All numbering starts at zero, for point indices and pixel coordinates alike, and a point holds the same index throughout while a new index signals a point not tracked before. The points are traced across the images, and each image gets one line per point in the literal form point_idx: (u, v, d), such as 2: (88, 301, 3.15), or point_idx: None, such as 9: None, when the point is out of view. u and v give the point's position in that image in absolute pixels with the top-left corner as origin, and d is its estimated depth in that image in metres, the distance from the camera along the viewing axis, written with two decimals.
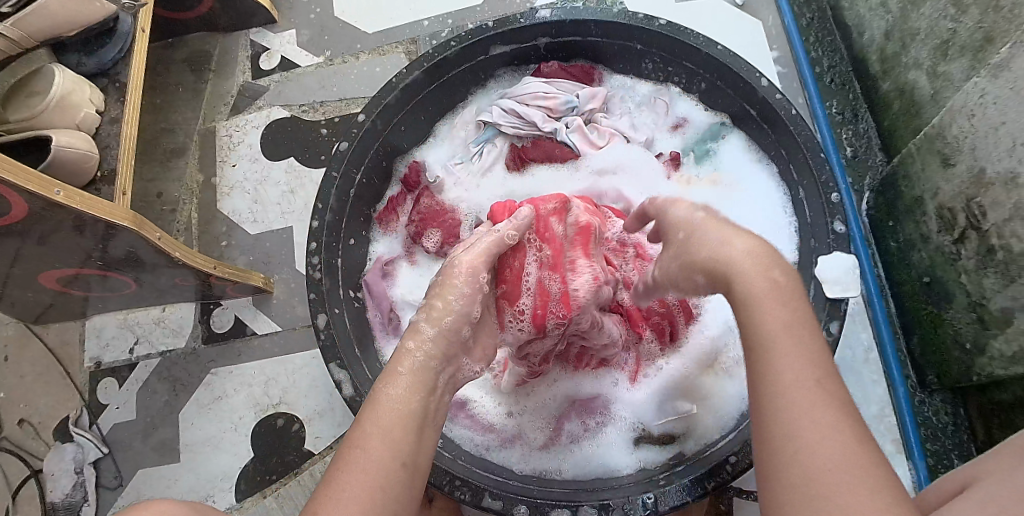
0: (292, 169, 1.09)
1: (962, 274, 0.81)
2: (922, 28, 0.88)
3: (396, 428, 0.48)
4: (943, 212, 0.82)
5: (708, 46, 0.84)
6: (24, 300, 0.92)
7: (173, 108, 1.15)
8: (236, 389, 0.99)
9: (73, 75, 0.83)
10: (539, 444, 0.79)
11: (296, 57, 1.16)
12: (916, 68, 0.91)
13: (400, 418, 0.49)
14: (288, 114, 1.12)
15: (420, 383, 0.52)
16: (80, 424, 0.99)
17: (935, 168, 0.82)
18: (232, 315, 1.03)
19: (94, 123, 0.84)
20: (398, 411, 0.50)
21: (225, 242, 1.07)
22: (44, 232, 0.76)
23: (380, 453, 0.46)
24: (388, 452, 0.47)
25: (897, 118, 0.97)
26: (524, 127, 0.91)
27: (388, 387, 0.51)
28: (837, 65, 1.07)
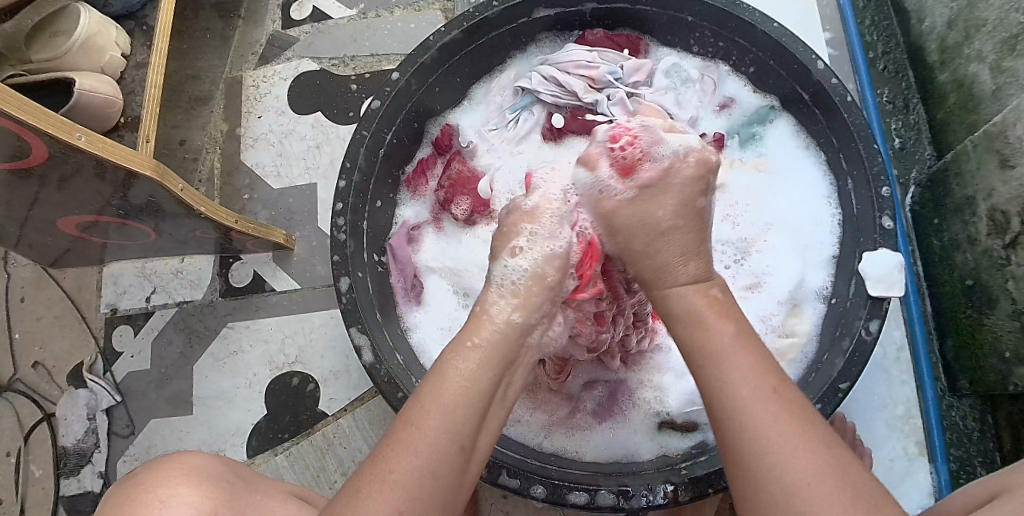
0: (318, 125, 1.06)
1: (1008, 281, 0.78)
2: (990, 19, 0.83)
3: (458, 405, 0.48)
4: (995, 215, 0.79)
5: (763, 23, 0.80)
6: (40, 243, 0.91)
7: (199, 54, 1.11)
8: (251, 345, 0.98)
9: (99, 15, 0.79)
10: (559, 419, 0.78)
11: (328, 8, 1.12)
12: (978, 61, 0.86)
13: (467, 395, 0.49)
14: (317, 68, 1.09)
15: (493, 358, 0.52)
16: (94, 371, 0.98)
17: (991, 169, 0.78)
18: (251, 270, 1.02)
19: (119, 67, 0.81)
20: (465, 386, 0.49)
21: (246, 195, 1.05)
22: (62, 176, 0.74)
23: (437, 437, 0.47)
24: (449, 432, 0.47)
25: (952, 111, 0.92)
26: (563, 96, 0.87)
27: (459, 359, 0.51)
28: (892, 52, 1.03)
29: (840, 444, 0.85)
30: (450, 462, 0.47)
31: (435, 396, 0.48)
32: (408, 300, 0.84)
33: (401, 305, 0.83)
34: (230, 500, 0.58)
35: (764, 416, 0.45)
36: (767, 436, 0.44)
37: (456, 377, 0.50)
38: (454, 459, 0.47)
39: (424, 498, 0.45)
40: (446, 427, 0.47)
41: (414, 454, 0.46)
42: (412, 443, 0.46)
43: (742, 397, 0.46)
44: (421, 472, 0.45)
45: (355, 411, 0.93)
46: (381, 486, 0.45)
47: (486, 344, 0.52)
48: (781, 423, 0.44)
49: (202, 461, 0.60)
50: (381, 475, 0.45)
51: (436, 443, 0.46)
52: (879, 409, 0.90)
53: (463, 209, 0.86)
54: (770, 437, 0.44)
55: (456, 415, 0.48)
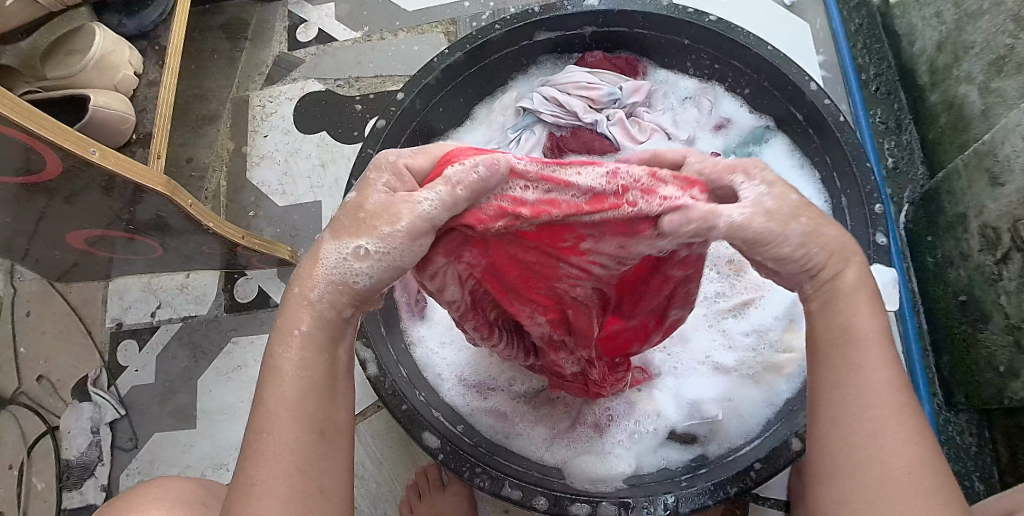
0: (323, 144, 1.09)
1: (1002, 295, 0.79)
2: (977, 42, 0.86)
3: (297, 394, 0.45)
4: (987, 231, 0.80)
5: (758, 46, 0.82)
6: (49, 258, 0.92)
7: (207, 74, 1.14)
8: (255, 360, 0.99)
9: (114, 35, 0.81)
10: (560, 432, 0.78)
11: (334, 31, 1.14)
12: (967, 82, 0.88)
13: (304, 383, 0.45)
14: (323, 88, 1.11)
15: (322, 338, 0.46)
16: (99, 384, 0.99)
17: (982, 187, 0.80)
18: (256, 286, 1.03)
19: (132, 85, 0.83)
20: (294, 371, 0.45)
21: (252, 212, 1.06)
22: (73, 191, 0.76)
23: (288, 438, 0.44)
24: (295, 428, 0.44)
25: (943, 131, 0.95)
26: (563, 117, 0.89)
27: (282, 346, 0.46)
28: (884, 73, 1.05)
29: None
30: (308, 454, 0.44)
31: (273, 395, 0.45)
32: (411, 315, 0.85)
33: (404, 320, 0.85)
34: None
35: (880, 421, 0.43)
36: (875, 456, 0.43)
37: (285, 369, 0.45)
38: (314, 451, 0.45)
39: (295, 498, 0.43)
40: (290, 424, 0.44)
41: (274, 460, 0.43)
42: (264, 453, 0.44)
43: (859, 398, 0.44)
44: (287, 476, 0.43)
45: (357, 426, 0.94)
46: (254, 502, 0.43)
47: (311, 326, 0.46)
48: (894, 432, 0.43)
49: (180, 487, 0.61)
50: (245, 495, 0.43)
51: (281, 441, 0.44)
52: None
53: None
54: (874, 442, 0.43)
55: (297, 407, 0.45)
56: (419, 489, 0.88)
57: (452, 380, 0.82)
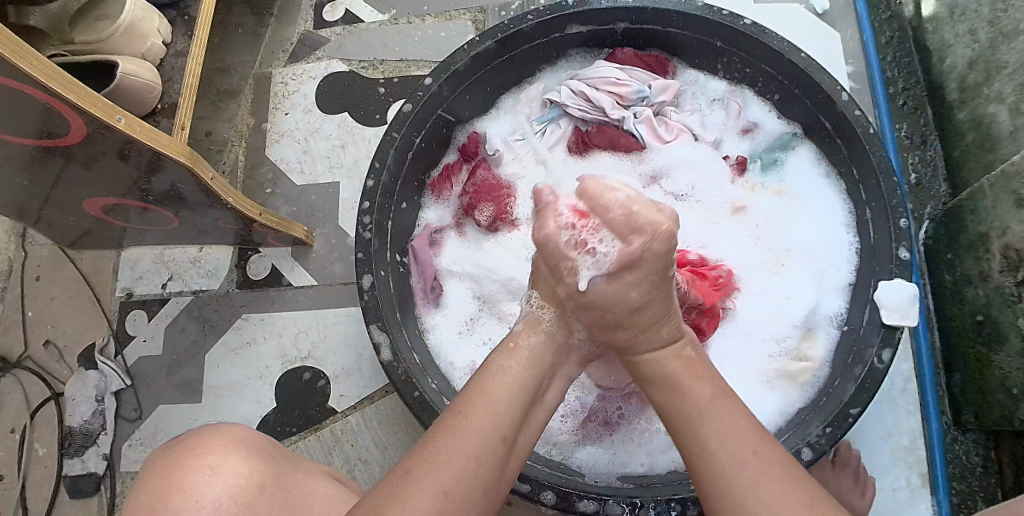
0: (344, 125, 1.08)
1: (1020, 317, 0.79)
2: (1011, 62, 0.85)
3: (504, 402, 0.52)
4: (1009, 253, 0.80)
5: (792, 53, 0.82)
6: (62, 223, 0.92)
7: (230, 48, 1.13)
8: (265, 338, 0.99)
9: (144, 3, 0.81)
10: (569, 428, 0.78)
11: (360, 12, 1.14)
12: (997, 102, 0.88)
13: (514, 396, 0.53)
14: (346, 69, 1.11)
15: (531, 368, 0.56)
16: (106, 353, 0.99)
17: (1007, 207, 0.80)
18: (269, 264, 1.03)
19: (159, 54, 0.82)
20: (510, 387, 0.53)
21: (269, 189, 1.06)
22: (91, 156, 0.75)
23: (483, 427, 0.49)
24: (491, 426, 0.49)
25: (969, 149, 0.94)
26: (591, 111, 0.89)
27: (505, 364, 0.55)
28: (912, 88, 1.04)
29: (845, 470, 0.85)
30: (494, 450, 0.48)
31: (481, 395, 0.51)
32: (427, 302, 0.85)
33: (419, 306, 0.84)
34: (273, 474, 0.57)
35: (746, 454, 0.48)
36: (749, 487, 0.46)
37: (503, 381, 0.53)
38: (497, 451, 0.49)
39: (469, 480, 0.46)
40: (486, 419, 0.50)
41: (465, 440, 0.48)
42: (461, 431, 0.48)
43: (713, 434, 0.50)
44: (467, 456, 0.47)
45: (364, 410, 0.94)
46: (429, 466, 0.46)
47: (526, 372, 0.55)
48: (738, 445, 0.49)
49: (246, 435, 0.60)
50: (404, 471, 0.46)
51: (484, 429, 0.49)
52: (883, 437, 0.91)
53: (485, 216, 0.86)
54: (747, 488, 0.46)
55: (496, 411, 0.51)
56: None
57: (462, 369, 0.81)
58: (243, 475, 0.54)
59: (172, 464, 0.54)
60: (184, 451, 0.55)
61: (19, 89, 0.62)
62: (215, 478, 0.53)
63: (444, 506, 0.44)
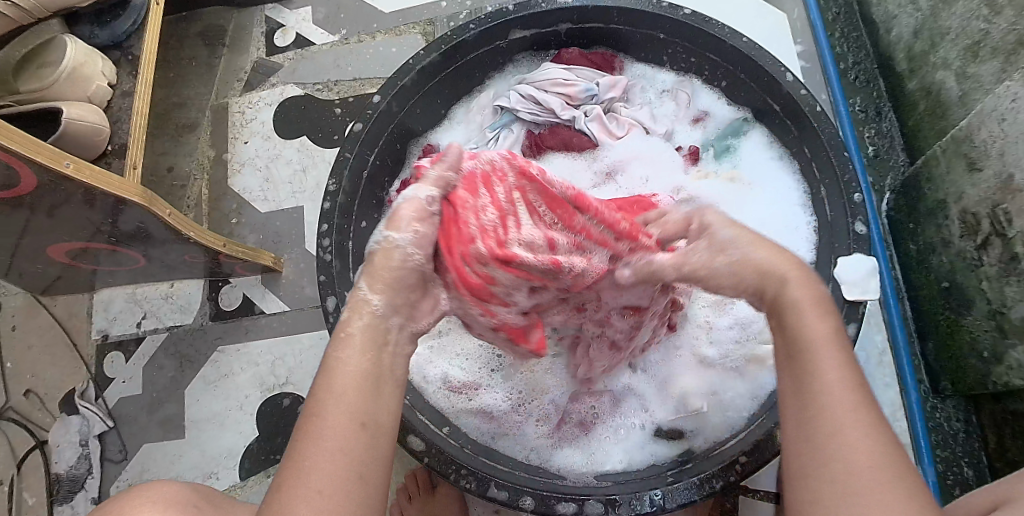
0: (304, 148, 1.08)
1: (983, 280, 0.79)
2: (953, 28, 0.86)
3: (354, 390, 0.48)
4: (966, 217, 0.80)
5: (733, 38, 0.82)
6: (31, 272, 0.92)
7: (185, 82, 1.14)
8: (242, 368, 0.99)
9: (86, 46, 0.81)
10: (545, 431, 0.79)
11: (311, 35, 1.14)
12: (944, 68, 0.88)
13: (358, 381, 0.48)
14: (302, 93, 1.11)
15: (371, 339, 0.51)
16: (86, 397, 0.98)
17: (960, 172, 0.80)
18: (241, 293, 1.03)
19: (106, 96, 0.82)
20: (353, 373, 0.49)
21: (235, 219, 1.06)
22: (53, 204, 0.75)
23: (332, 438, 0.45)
24: (346, 427, 0.46)
25: (922, 117, 0.95)
26: (541, 114, 0.90)
27: (341, 349, 0.50)
28: (862, 62, 1.05)
29: None
30: (358, 444, 0.46)
31: (332, 399, 0.47)
32: None
33: None
34: None
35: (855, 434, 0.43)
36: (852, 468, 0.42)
37: (343, 367, 0.49)
38: (361, 448, 0.46)
39: (342, 500, 0.43)
40: (336, 423, 0.46)
41: (320, 456, 0.44)
42: (314, 452, 0.44)
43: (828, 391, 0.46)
44: (333, 470, 0.44)
45: None
46: (295, 498, 0.43)
47: (364, 329, 0.51)
48: (857, 415, 0.44)
49: (175, 491, 0.57)
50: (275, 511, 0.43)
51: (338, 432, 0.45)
52: None
53: None
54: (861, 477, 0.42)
55: (351, 408, 0.47)
56: (408, 493, 0.87)
57: (434, 381, 0.81)
58: None
59: None
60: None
61: None
62: None
63: None
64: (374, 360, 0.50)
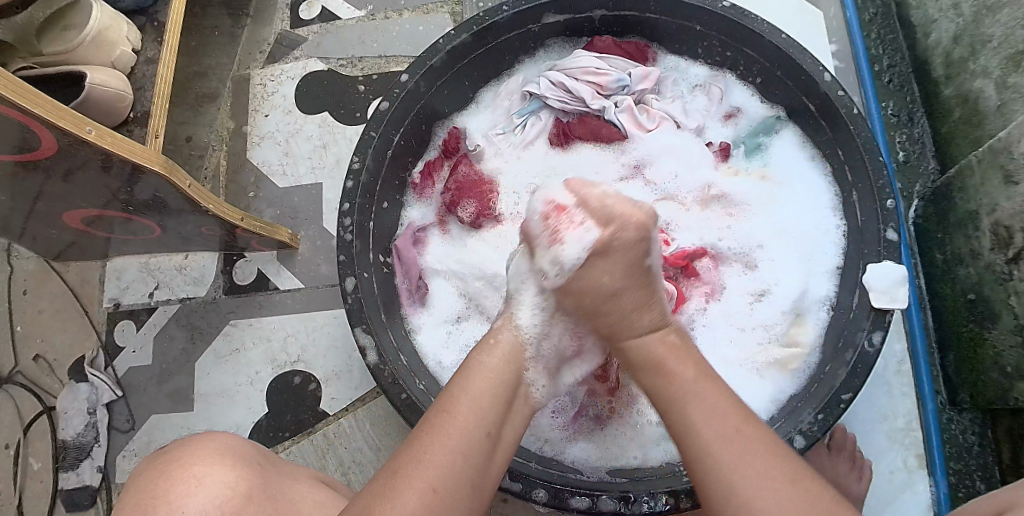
0: (324, 124, 1.07)
1: (1011, 295, 0.78)
2: (996, 35, 0.84)
3: (488, 397, 0.55)
4: (998, 229, 0.79)
5: (772, 34, 0.80)
6: (45, 236, 0.91)
7: (207, 51, 1.12)
8: (254, 343, 0.98)
9: (111, 10, 0.79)
10: (560, 424, 0.78)
11: (337, 9, 1.12)
12: (983, 77, 0.87)
13: (493, 387, 0.56)
14: (325, 68, 1.09)
15: (509, 356, 0.59)
16: (96, 365, 0.98)
17: (995, 184, 0.79)
18: (255, 268, 1.02)
19: (129, 62, 0.81)
20: (490, 380, 0.56)
21: (252, 193, 1.05)
22: (70, 169, 0.74)
23: (459, 427, 0.51)
24: (472, 419, 0.52)
25: (956, 126, 0.93)
26: (571, 102, 0.88)
27: (482, 357, 0.58)
28: (898, 65, 1.03)
29: (840, 454, 0.85)
30: (475, 441, 0.51)
31: (465, 393, 0.54)
32: (412, 301, 0.84)
33: (404, 306, 0.84)
34: (263, 482, 0.56)
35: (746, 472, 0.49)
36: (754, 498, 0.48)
37: (487, 373, 0.57)
38: (479, 446, 0.51)
39: (456, 476, 0.49)
40: (472, 413, 0.53)
41: (446, 438, 0.50)
42: (442, 427, 0.51)
43: (718, 437, 0.50)
44: (453, 454, 0.49)
45: (356, 412, 0.93)
46: (415, 464, 0.48)
47: (506, 347, 0.60)
48: (747, 460, 0.49)
49: (234, 443, 0.59)
50: (396, 472, 0.48)
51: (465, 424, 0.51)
52: (878, 421, 0.90)
53: (468, 212, 0.86)
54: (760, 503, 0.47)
55: (478, 406, 0.54)
56: None
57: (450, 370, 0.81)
58: (231, 484, 0.53)
59: (154, 479, 0.53)
60: (166, 464, 0.54)
61: None
62: (204, 489, 0.52)
63: (431, 503, 0.46)
64: (515, 384, 0.58)
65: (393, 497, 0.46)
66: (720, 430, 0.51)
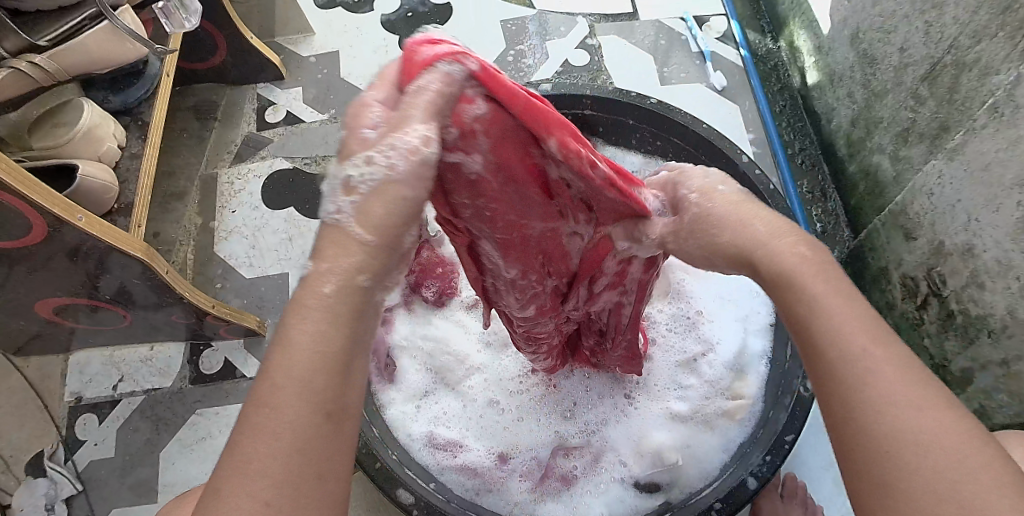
0: (291, 219, 1.13)
1: (924, 337, 0.88)
2: (885, 116, 0.98)
3: (302, 367, 0.35)
4: (907, 281, 0.89)
5: (695, 125, 0.93)
6: (11, 327, 0.91)
7: (176, 153, 1.19)
8: (221, 430, 0.98)
9: (101, 110, 0.85)
10: (528, 487, 0.81)
11: (302, 113, 1.22)
12: (879, 152, 1.00)
13: (319, 349, 0.36)
14: (291, 166, 1.17)
15: (338, 309, 0.37)
16: (55, 459, 0.96)
17: (899, 241, 0.90)
18: (222, 357, 1.03)
19: (115, 157, 0.86)
20: (314, 332, 0.36)
21: (219, 284, 1.09)
22: (49, 256, 0.76)
23: (291, 413, 0.34)
24: (299, 407, 0.34)
25: (863, 196, 1.06)
26: None
27: (301, 313, 0.36)
28: (808, 148, 1.18)
29: (792, 501, 0.89)
30: (313, 437, 0.35)
31: (267, 381, 0.35)
32: (382, 379, 0.87)
33: (374, 383, 0.86)
34: None
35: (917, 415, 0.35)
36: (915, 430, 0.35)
37: (305, 327, 0.36)
38: (318, 435, 0.35)
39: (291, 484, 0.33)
40: (296, 397, 0.34)
41: (267, 442, 0.34)
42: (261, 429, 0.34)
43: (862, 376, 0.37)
44: (280, 461, 0.33)
45: None
46: (231, 485, 0.33)
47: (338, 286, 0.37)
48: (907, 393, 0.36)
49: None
50: (209, 494, 0.33)
51: (287, 422, 0.34)
52: (826, 467, 0.95)
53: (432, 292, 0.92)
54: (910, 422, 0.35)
55: (305, 379, 0.35)
56: None
57: (420, 439, 0.83)
58: None
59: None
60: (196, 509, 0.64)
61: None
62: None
63: None
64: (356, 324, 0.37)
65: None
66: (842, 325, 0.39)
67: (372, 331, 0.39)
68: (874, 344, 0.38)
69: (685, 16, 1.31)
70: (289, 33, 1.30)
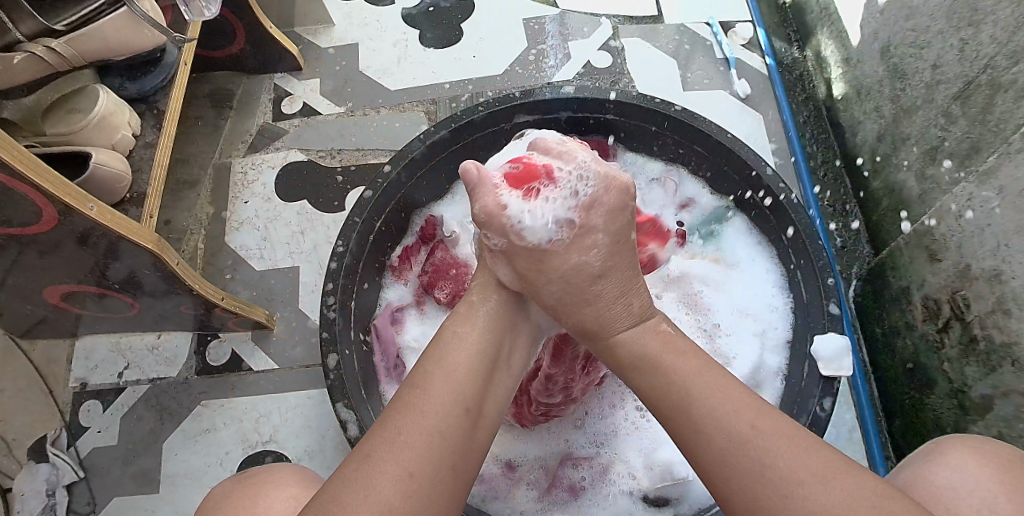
0: (303, 212, 1.12)
1: (944, 362, 0.86)
2: (913, 133, 0.96)
3: (462, 375, 0.54)
4: (929, 303, 0.87)
5: (719, 134, 0.90)
6: (19, 310, 0.91)
7: (189, 140, 1.18)
8: (225, 423, 0.97)
9: (116, 97, 0.84)
10: (535, 496, 0.80)
11: (318, 105, 1.21)
12: (904, 170, 0.98)
13: (471, 362, 0.56)
14: (305, 159, 1.16)
15: (493, 329, 0.60)
16: (58, 444, 0.95)
17: (923, 262, 0.88)
18: (229, 349, 1.02)
19: (129, 145, 0.85)
20: (470, 354, 0.56)
21: (229, 275, 1.08)
22: (59, 242, 0.75)
23: (442, 402, 0.52)
24: (454, 400, 0.52)
25: (885, 213, 1.04)
26: None
27: (457, 326, 0.59)
28: (830, 160, 1.17)
29: None
30: (456, 424, 0.51)
31: (424, 389, 0.52)
32: (389, 377, 0.87)
33: (381, 383, 0.86)
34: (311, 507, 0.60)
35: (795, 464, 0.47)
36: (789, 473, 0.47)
37: (453, 360, 0.55)
38: (459, 424, 0.51)
39: (433, 459, 0.48)
40: (448, 395, 0.52)
41: (425, 420, 0.50)
42: (414, 410, 0.50)
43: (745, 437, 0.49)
44: (429, 438, 0.49)
45: None
46: (384, 451, 0.48)
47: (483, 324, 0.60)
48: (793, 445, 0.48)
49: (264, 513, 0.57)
50: (368, 458, 0.48)
51: (438, 419, 0.50)
52: None
53: (444, 294, 0.92)
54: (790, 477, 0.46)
55: (452, 382, 0.53)
56: None
57: None
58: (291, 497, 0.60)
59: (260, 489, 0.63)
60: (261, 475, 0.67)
61: (6, 183, 0.64)
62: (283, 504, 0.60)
63: (406, 489, 0.46)
64: (492, 359, 0.58)
65: (367, 484, 0.46)
66: (706, 381, 0.53)
67: (495, 363, 0.58)
68: (754, 416, 0.50)
69: (710, 21, 1.29)
70: (307, 23, 1.29)
